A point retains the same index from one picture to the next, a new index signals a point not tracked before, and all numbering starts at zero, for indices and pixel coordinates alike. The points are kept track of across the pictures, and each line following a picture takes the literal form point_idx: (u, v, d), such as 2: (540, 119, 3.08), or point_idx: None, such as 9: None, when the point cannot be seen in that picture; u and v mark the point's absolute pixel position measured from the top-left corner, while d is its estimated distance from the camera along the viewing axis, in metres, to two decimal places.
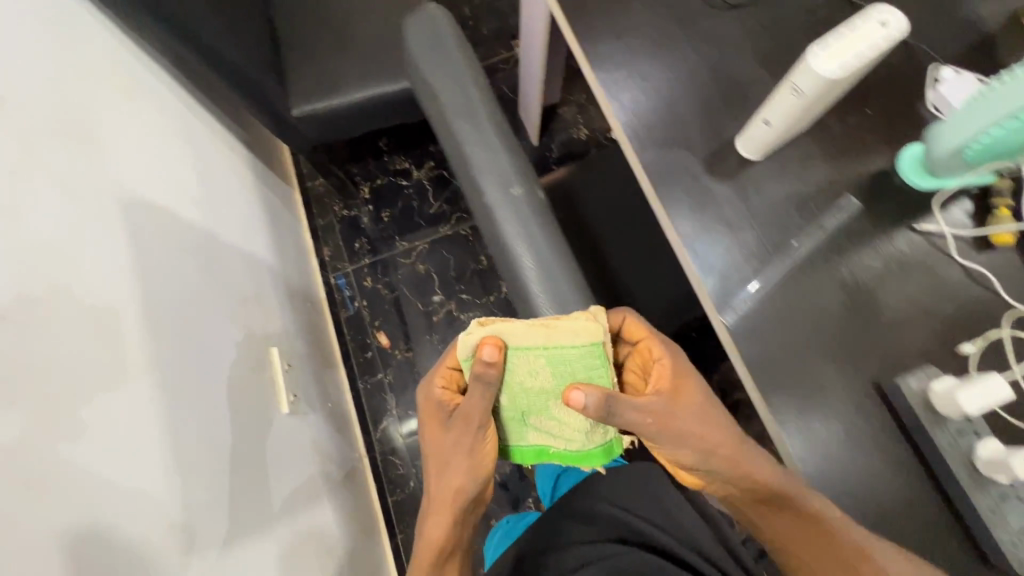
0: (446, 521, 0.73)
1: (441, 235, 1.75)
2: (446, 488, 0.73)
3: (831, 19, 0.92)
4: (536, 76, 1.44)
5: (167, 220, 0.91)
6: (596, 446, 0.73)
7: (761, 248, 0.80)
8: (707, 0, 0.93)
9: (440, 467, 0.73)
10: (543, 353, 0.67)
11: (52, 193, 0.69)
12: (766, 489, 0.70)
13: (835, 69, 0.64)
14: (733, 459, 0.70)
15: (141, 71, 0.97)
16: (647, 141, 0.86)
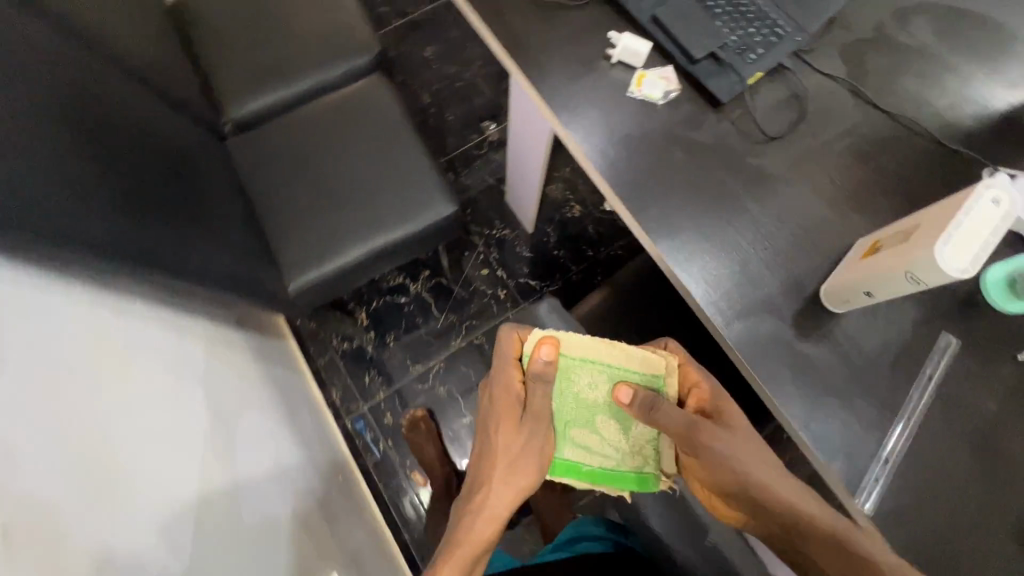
0: (497, 509, 0.77)
1: (455, 349, 1.64)
2: (507, 480, 0.79)
3: (873, 134, 0.88)
4: (536, 184, 1.36)
5: (182, 497, 0.77)
6: (630, 471, 0.86)
7: (875, 413, 0.76)
8: (746, 135, 0.87)
9: (507, 456, 0.80)
10: (605, 369, 0.84)
11: (58, 513, 0.55)
12: (788, 522, 0.70)
13: (964, 266, 0.59)
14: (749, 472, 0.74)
15: (128, 320, 0.82)
16: (727, 309, 0.82)
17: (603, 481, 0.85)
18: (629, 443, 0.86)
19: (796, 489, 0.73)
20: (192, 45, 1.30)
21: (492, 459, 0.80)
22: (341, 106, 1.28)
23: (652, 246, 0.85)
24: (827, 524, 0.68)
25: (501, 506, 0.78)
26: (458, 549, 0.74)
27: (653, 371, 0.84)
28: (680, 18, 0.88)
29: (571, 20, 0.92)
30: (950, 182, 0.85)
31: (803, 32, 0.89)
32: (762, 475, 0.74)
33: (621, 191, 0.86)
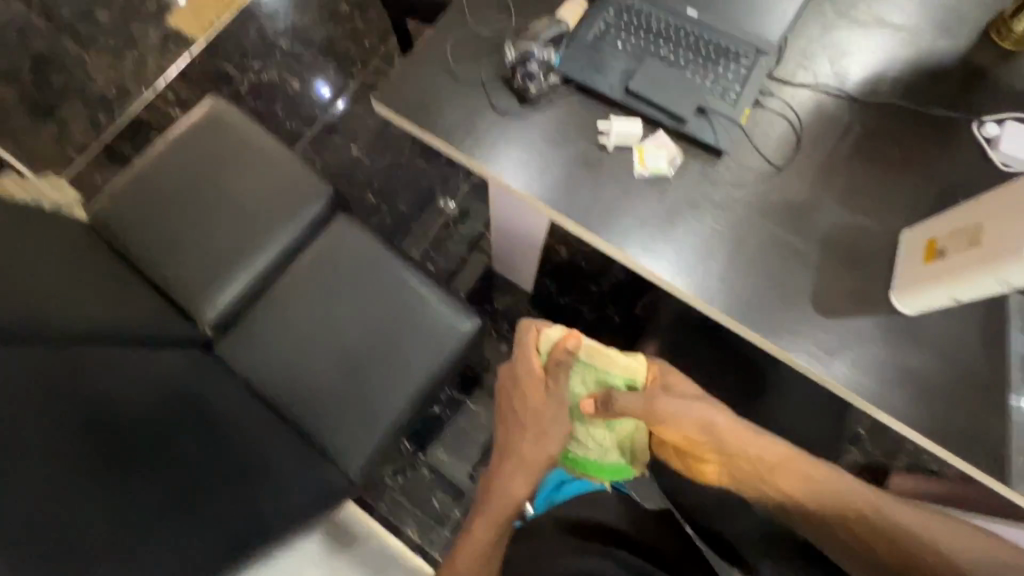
0: (521, 482, 0.86)
1: None
2: (532, 455, 0.86)
3: (865, 128, 0.90)
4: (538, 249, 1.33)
5: None
6: (607, 463, 0.88)
7: (991, 396, 0.77)
8: (757, 170, 0.87)
9: (535, 429, 0.87)
10: (591, 371, 0.86)
11: None
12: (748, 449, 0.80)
13: None
14: (713, 424, 0.80)
15: None
16: (815, 350, 0.80)
17: (584, 470, 0.88)
18: (608, 441, 0.88)
19: (755, 433, 0.82)
20: (134, 261, 1.17)
21: (516, 432, 0.88)
22: (319, 262, 1.19)
23: (717, 312, 0.83)
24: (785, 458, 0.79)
25: (524, 479, 0.86)
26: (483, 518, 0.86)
27: (635, 375, 0.85)
28: (655, 84, 0.87)
29: (549, 118, 0.89)
30: (949, 147, 0.89)
31: (767, 56, 0.91)
32: (724, 428, 0.81)
33: (666, 270, 0.85)
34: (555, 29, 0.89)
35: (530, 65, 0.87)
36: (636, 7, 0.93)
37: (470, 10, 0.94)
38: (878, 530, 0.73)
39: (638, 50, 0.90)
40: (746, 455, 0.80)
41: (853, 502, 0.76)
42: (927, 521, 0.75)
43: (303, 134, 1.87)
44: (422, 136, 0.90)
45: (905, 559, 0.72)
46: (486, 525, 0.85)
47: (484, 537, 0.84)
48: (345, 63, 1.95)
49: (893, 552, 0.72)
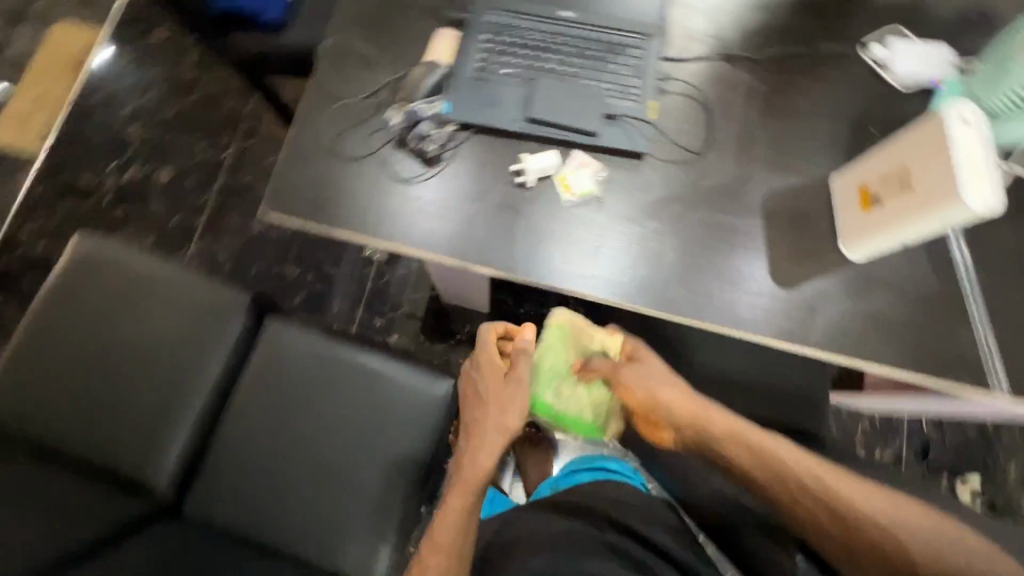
0: (489, 454, 0.83)
1: None
2: (496, 430, 0.84)
3: (768, 84, 0.89)
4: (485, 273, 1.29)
5: None
6: (587, 422, 0.93)
7: (953, 312, 0.80)
8: (681, 160, 0.84)
9: (496, 405, 0.85)
10: (577, 342, 0.92)
11: None
12: (688, 413, 0.79)
13: (993, 201, 0.61)
14: (655, 393, 0.82)
15: None
16: (790, 321, 0.80)
17: (567, 426, 0.92)
18: (591, 404, 0.92)
19: (710, 406, 0.80)
20: (41, 440, 0.99)
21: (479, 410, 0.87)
22: (262, 377, 1.08)
23: (687, 319, 0.80)
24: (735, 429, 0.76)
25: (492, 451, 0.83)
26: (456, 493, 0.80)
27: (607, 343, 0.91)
28: (555, 104, 0.82)
29: (460, 171, 0.82)
30: (846, 79, 0.90)
31: (653, 39, 0.87)
32: (670, 394, 0.81)
33: (626, 290, 0.81)
34: (432, 75, 0.83)
35: (421, 125, 0.81)
36: (507, 24, 0.86)
37: (333, 78, 0.85)
38: (831, 509, 0.68)
39: (525, 70, 0.84)
40: (693, 427, 0.79)
41: (808, 482, 0.70)
42: (903, 507, 0.67)
43: (195, 226, 1.69)
44: (332, 233, 0.80)
45: (854, 535, 0.66)
46: (464, 494, 0.79)
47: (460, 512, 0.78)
48: (213, 135, 1.76)
49: (843, 524, 0.67)
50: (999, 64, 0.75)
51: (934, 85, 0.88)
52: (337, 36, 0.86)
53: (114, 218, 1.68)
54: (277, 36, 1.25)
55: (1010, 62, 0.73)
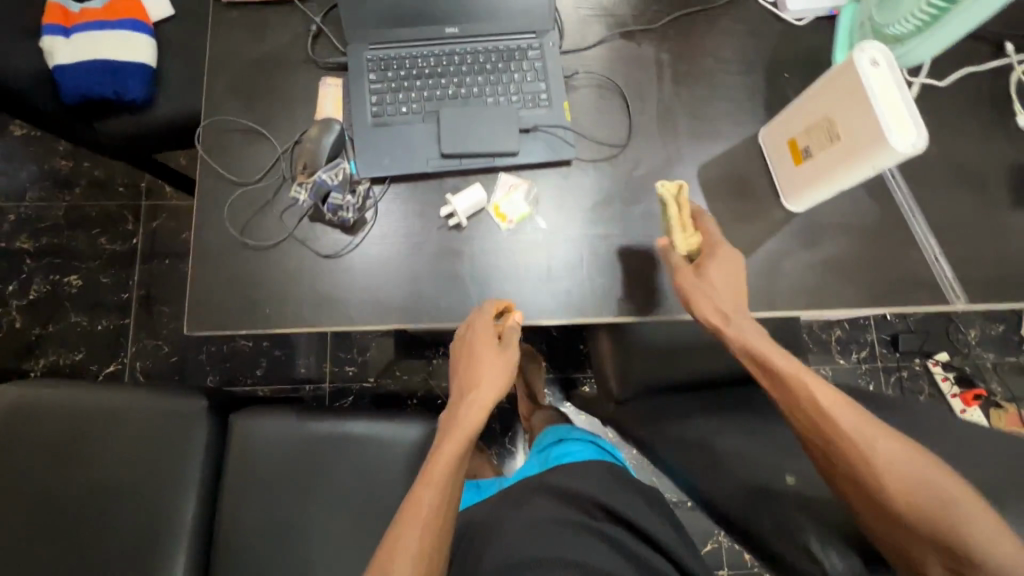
0: (471, 419, 0.68)
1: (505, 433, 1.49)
2: (481, 395, 0.70)
3: (674, 50, 0.86)
4: None
5: None
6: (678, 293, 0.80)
7: (897, 238, 0.81)
8: (608, 154, 0.81)
9: (483, 364, 0.71)
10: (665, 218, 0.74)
11: None
12: (718, 324, 0.71)
13: (918, 136, 0.60)
14: (689, 294, 0.72)
15: None
16: (755, 288, 0.79)
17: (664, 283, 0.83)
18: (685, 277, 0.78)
19: (751, 320, 0.71)
20: None
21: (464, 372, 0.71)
22: (243, 479, 1.02)
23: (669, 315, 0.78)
24: (768, 353, 0.69)
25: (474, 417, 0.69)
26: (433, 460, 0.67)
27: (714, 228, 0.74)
28: (466, 132, 0.77)
29: (389, 229, 0.77)
30: (750, 27, 0.87)
31: (550, 34, 0.82)
32: (705, 300, 0.71)
33: (591, 304, 0.77)
34: (330, 133, 0.75)
35: (332, 196, 0.73)
36: (393, 57, 0.79)
37: (220, 161, 0.76)
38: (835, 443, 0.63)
39: (426, 103, 0.78)
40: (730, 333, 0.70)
41: (809, 405, 0.65)
42: (906, 457, 0.60)
43: (125, 324, 1.57)
44: (271, 331, 0.74)
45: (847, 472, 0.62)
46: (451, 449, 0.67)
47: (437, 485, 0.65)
48: (114, 223, 1.62)
49: (843, 459, 0.62)
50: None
51: (833, 15, 0.87)
52: (211, 114, 0.78)
53: (32, 340, 1.54)
54: (148, 112, 1.13)
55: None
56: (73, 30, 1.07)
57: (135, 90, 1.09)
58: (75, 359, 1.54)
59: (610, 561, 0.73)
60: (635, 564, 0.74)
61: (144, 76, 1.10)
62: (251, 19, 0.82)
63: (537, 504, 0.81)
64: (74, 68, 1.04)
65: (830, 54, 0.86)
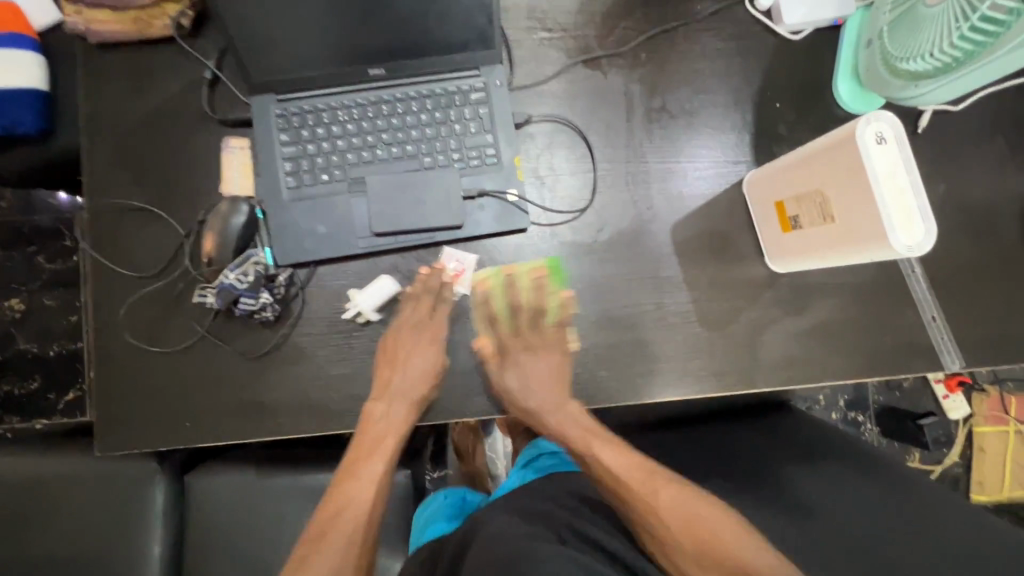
0: (403, 410, 0.64)
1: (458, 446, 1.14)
2: (411, 385, 0.64)
3: (645, 77, 0.72)
4: None
5: None
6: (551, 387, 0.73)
7: (890, 297, 0.73)
8: (569, 214, 0.70)
9: (401, 365, 0.64)
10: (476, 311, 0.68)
11: None
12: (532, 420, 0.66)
13: (926, 232, 0.51)
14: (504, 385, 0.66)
15: None
16: (735, 363, 0.71)
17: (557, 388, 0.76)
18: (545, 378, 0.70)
19: (571, 402, 0.67)
20: None
21: (390, 364, 0.65)
22: (206, 540, 0.98)
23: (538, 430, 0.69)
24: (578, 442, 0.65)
25: (404, 413, 0.64)
26: (361, 455, 0.65)
27: (549, 301, 0.68)
28: (399, 204, 0.66)
29: (318, 321, 0.66)
30: (737, 45, 0.74)
31: (497, 70, 0.68)
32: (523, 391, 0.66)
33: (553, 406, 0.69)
34: (238, 214, 0.64)
35: (242, 302, 0.63)
36: (307, 111, 0.66)
37: (114, 252, 0.65)
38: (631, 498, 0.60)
39: (350, 168, 0.67)
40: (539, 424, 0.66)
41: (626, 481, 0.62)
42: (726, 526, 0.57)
43: (77, 349, 1.48)
44: (196, 447, 0.65)
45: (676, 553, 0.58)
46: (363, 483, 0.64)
47: (369, 485, 0.64)
48: (52, 240, 1.49)
49: (636, 515, 0.60)
50: (910, 3, 0.61)
51: (837, 25, 0.73)
52: (100, 191, 0.66)
53: None
54: (49, 143, 0.97)
55: (919, 6, 0.59)
56: None
57: (26, 120, 0.92)
58: (31, 388, 1.45)
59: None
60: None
61: (34, 103, 0.92)
62: (136, 65, 0.67)
63: (496, 533, 0.60)
64: None
65: (830, 76, 0.74)
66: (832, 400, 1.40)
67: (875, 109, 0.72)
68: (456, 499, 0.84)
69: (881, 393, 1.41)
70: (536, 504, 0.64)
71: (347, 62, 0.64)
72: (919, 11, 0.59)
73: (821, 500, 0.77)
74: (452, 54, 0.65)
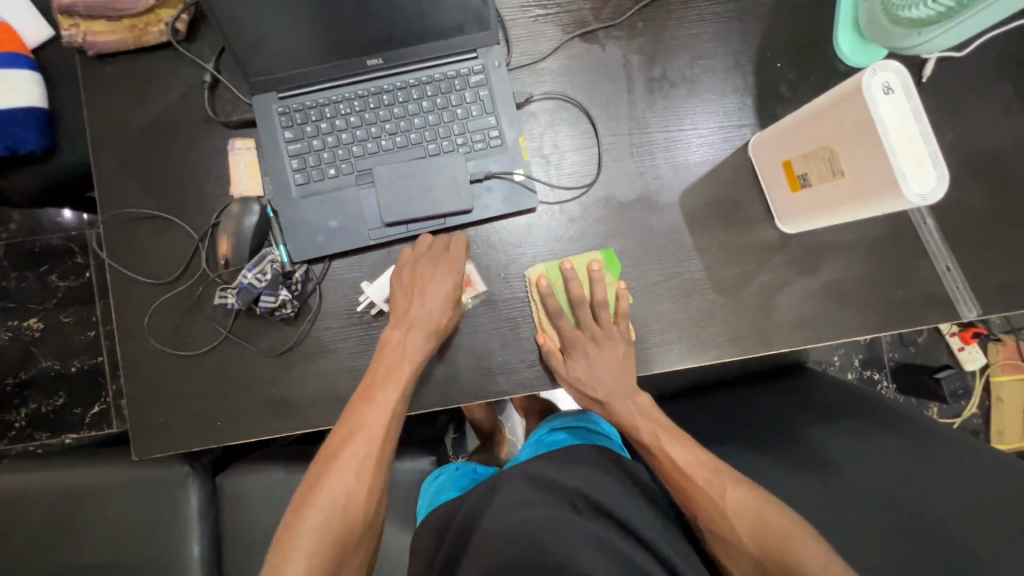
0: (421, 338, 0.64)
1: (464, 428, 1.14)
2: (430, 315, 0.64)
3: (643, 47, 0.72)
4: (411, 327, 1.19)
5: None
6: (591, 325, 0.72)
7: (902, 249, 0.73)
8: (576, 189, 0.70)
9: (416, 298, 0.65)
10: (538, 311, 0.68)
11: None
12: (616, 403, 0.67)
13: (940, 177, 0.51)
14: (576, 377, 0.66)
15: None
16: (752, 327, 0.71)
17: None
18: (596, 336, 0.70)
19: (639, 393, 0.68)
20: None
21: (411, 298, 0.65)
22: (243, 538, 1.01)
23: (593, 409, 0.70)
24: (648, 431, 0.66)
25: (420, 343, 0.64)
26: (378, 382, 0.63)
27: (608, 293, 0.67)
28: (407, 192, 0.66)
29: (337, 315, 0.67)
30: (735, 8, 0.73)
31: (494, 52, 0.68)
32: (596, 370, 0.67)
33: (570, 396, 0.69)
34: (250, 215, 0.65)
35: (262, 300, 0.63)
36: (309, 107, 0.67)
37: (133, 261, 0.66)
38: (692, 494, 0.61)
39: (356, 160, 0.67)
40: (606, 410, 0.68)
41: (697, 475, 0.62)
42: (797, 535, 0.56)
43: (98, 363, 1.50)
44: (227, 446, 0.67)
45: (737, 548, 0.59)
46: (381, 408, 0.62)
47: (384, 414, 0.62)
48: (64, 258, 1.50)
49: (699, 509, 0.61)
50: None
51: None
52: (111, 203, 0.67)
53: (9, 391, 1.48)
54: (54, 160, 0.97)
55: None
56: None
57: (30, 139, 0.92)
58: (58, 404, 1.48)
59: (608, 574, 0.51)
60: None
61: (35, 122, 0.92)
62: (136, 73, 0.68)
63: (510, 500, 0.60)
64: None
65: (831, 31, 0.73)
66: (847, 359, 1.41)
67: (878, 61, 0.72)
68: (467, 469, 0.79)
69: (896, 349, 1.41)
70: (557, 472, 0.64)
71: (345, 55, 0.64)
72: None
73: (843, 456, 0.77)
74: (448, 37, 0.64)
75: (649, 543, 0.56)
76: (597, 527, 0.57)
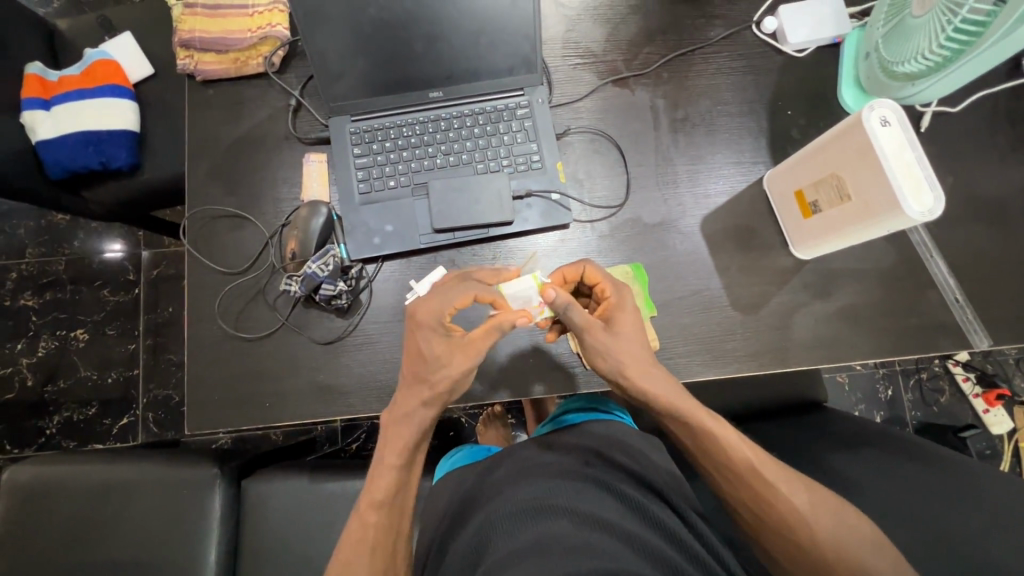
0: (417, 403, 0.61)
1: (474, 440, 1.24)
2: (427, 368, 0.61)
3: (668, 92, 0.82)
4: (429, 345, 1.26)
5: None
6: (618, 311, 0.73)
7: (911, 278, 0.78)
8: (606, 209, 0.78)
9: (412, 358, 0.62)
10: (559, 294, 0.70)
11: None
12: (652, 371, 0.63)
13: (934, 195, 0.57)
14: (618, 332, 0.63)
15: None
16: (768, 342, 0.75)
17: None
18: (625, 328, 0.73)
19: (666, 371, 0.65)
20: None
21: (419, 378, 0.61)
22: (258, 546, 1.01)
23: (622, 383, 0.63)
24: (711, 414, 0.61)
25: (430, 419, 0.62)
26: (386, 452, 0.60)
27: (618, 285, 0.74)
28: (456, 204, 0.75)
29: (383, 310, 0.74)
30: (749, 64, 0.83)
31: (539, 91, 0.78)
32: (630, 330, 0.64)
33: (601, 360, 0.63)
34: (318, 217, 0.73)
35: (323, 288, 0.70)
36: (377, 128, 0.77)
37: (208, 251, 0.75)
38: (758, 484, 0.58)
39: (413, 175, 0.76)
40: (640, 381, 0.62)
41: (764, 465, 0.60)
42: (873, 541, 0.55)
43: (132, 376, 1.56)
44: (270, 426, 0.71)
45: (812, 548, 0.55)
46: (386, 477, 0.59)
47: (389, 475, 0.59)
48: (117, 275, 1.61)
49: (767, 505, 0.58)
50: (901, 16, 0.70)
51: (837, 42, 0.83)
52: (195, 200, 0.76)
53: (46, 399, 1.54)
54: (136, 177, 1.09)
55: (908, 17, 0.69)
56: (53, 101, 1.03)
57: (121, 156, 1.05)
58: (90, 413, 1.54)
59: (622, 516, 0.58)
60: (667, 538, 0.57)
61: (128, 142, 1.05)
62: (232, 96, 0.79)
63: (532, 462, 0.67)
64: (56, 142, 1.00)
65: (835, 86, 0.82)
66: (869, 415, 1.39)
67: None
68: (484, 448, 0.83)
69: (918, 408, 1.40)
70: (580, 442, 0.70)
71: (414, 86, 0.74)
72: (910, 19, 0.69)
73: (864, 481, 0.78)
74: (500, 77, 0.75)
75: (654, 499, 0.63)
76: (611, 479, 0.64)
